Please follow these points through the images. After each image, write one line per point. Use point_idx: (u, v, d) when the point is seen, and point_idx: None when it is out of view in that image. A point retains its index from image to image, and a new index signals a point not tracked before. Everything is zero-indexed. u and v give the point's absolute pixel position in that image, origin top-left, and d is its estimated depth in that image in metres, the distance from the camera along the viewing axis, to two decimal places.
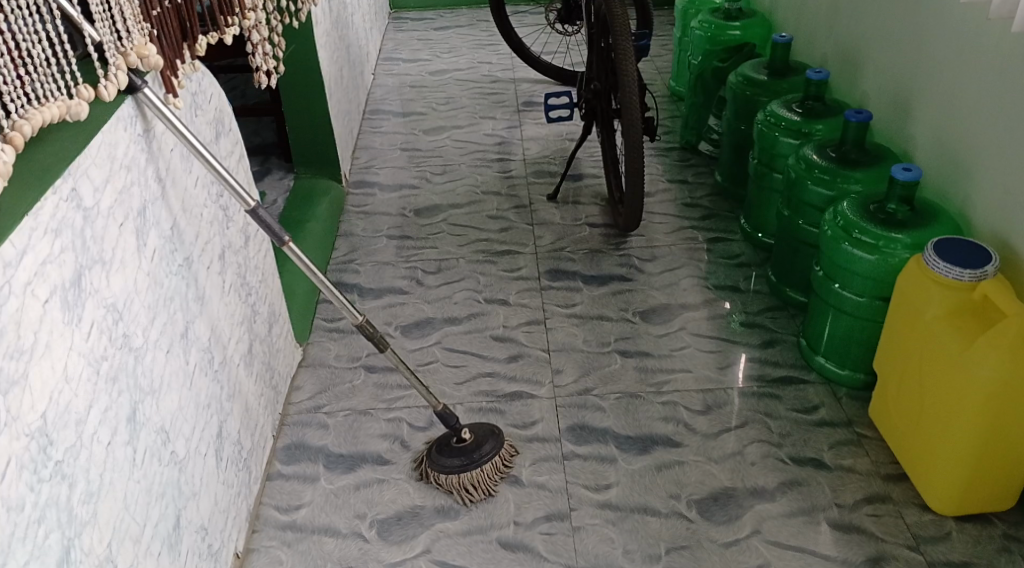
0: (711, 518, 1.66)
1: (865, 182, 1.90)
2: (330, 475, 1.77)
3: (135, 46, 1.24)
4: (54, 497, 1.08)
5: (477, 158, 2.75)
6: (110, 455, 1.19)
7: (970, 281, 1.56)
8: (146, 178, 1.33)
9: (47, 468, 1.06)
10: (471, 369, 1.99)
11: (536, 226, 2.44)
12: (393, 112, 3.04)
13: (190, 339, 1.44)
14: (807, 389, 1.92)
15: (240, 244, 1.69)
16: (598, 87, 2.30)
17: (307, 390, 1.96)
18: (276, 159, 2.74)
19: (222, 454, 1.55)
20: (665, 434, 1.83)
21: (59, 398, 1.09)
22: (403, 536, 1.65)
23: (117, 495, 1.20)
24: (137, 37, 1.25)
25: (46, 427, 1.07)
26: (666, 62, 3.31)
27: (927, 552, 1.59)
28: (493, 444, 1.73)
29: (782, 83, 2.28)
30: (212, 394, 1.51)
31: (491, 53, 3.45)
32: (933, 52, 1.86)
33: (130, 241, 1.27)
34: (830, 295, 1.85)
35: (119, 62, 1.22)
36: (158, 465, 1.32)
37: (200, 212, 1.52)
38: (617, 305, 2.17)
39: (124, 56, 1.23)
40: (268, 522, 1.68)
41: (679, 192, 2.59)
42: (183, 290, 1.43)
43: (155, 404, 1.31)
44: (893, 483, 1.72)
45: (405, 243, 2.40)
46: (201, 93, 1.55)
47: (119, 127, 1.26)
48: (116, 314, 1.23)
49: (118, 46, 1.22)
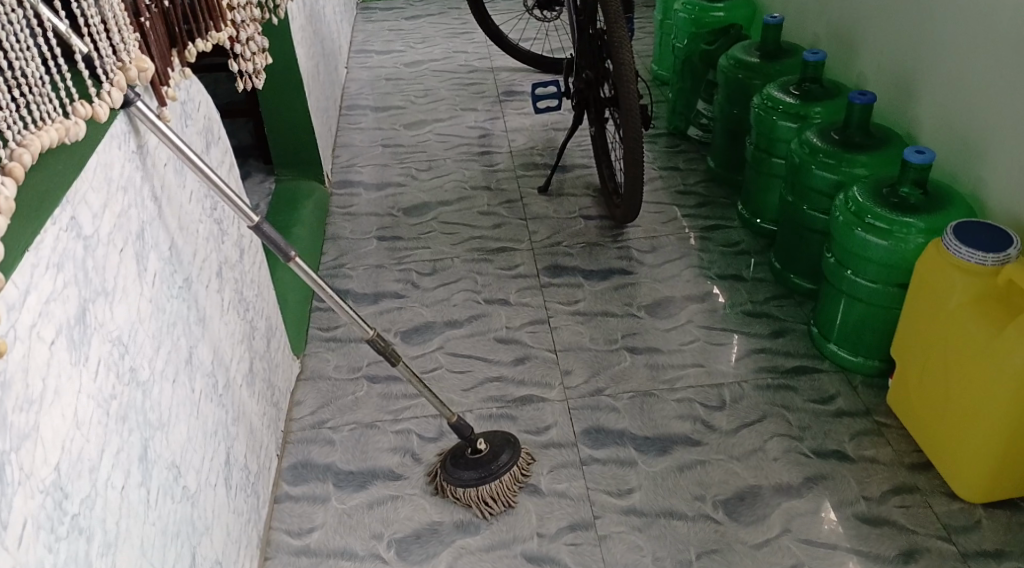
0: (738, 518, 1.62)
1: (872, 165, 1.86)
2: (341, 495, 1.69)
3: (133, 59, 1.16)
4: (73, 554, 0.99)
5: (462, 152, 2.67)
6: (124, 500, 1.10)
7: (993, 265, 1.53)
8: (143, 198, 1.24)
9: (63, 523, 0.98)
10: (477, 375, 1.92)
11: (529, 221, 2.38)
12: (369, 107, 2.95)
13: (194, 365, 1.36)
14: (822, 378, 1.89)
15: (235, 258, 1.59)
16: (589, 76, 2.23)
17: (308, 405, 1.88)
18: (255, 160, 2.63)
19: (231, 482, 1.47)
20: (684, 433, 1.78)
21: (71, 446, 1.00)
22: (423, 555, 1.59)
23: (134, 542, 1.12)
24: (133, 49, 1.18)
25: (60, 480, 0.98)
26: (645, 46, 3.25)
27: (959, 542, 1.57)
28: (510, 454, 1.67)
29: (776, 64, 2.23)
30: (218, 420, 1.43)
31: (465, 41, 3.36)
32: (935, 33, 1.82)
33: (130, 266, 1.18)
34: (843, 282, 1.82)
35: (117, 78, 1.12)
36: (172, 503, 1.23)
37: (195, 228, 1.42)
38: (620, 301, 2.11)
39: (124, 71, 1.14)
40: (281, 548, 1.60)
41: (671, 180, 2.54)
42: (184, 314, 1.34)
43: (165, 439, 1.23)
44: (917, 472, 1.69)
45: (395, 244, 2.32)
46: (189, 101, 1.45)
47: (112, 146, 1.16)
48: (121, 348, 1.13)
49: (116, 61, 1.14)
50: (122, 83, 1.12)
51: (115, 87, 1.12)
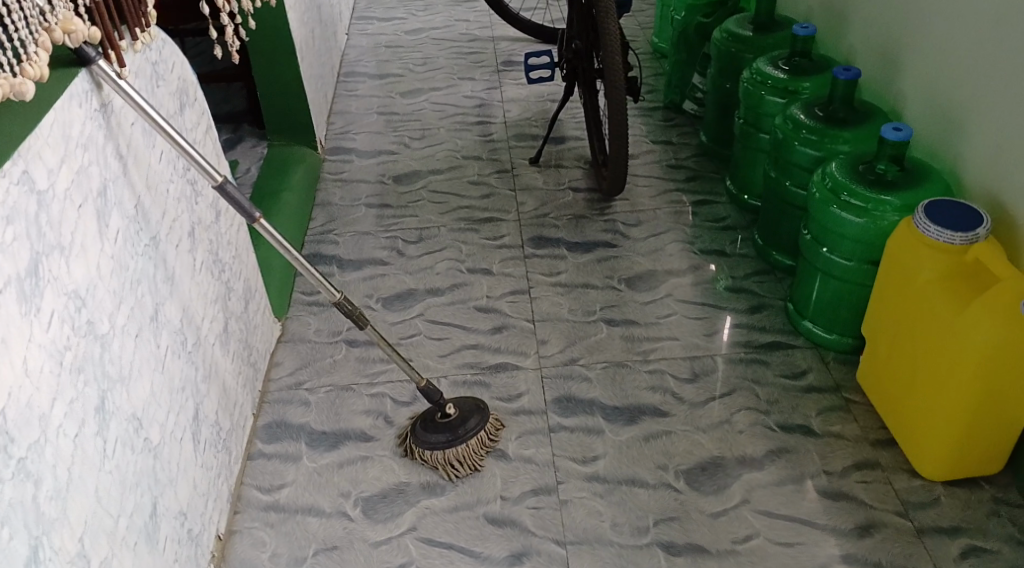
0: (699, 488, 1.65)
1: (854, 142, 1.86)
2: (313, 454, 1.74)
3: (60, 20, 1.17)
4: (19, 497, 1.04)
5: (457, 121, 2.69)
6: (78, 448, 1.15)
7: (962, 244, 1.54)
8: (106, 157, 1.28)
9: (9, 467, 1.02)
10: (455, 342, 1.96)
11: (518, 192, 2.40)
12: (368, 74, 2.97)
13: (160, 322, 1.40)
14: (794, 354, 1.90)
15: (210, 220, 1.63)
16: (578, 46, 2.23)
17: (287, 367, 1.92)
18: (249, 126, 2.66)
19: (200, 437, 1.52)
20: (652, 404, 1.81)
21: (19, 394, 1.05)
22: (388, 514, 1.63)
23: (88, 488, 1.17)
24: (61, 11, 1.17)
25: (6, 426, 1.02)
26: (648, 17, 3.24)
27: (917, 518, 1.58)
28: (478, 418, 1.71)
29: (768, 38, 2.22)
30: (186, 377, 1.48)
31: (467, 10, 3.37)
32: (922, 8, 1.81)
33: (91, 223, 1.22)
34: (818, 258, 1.83)
35: (43, 38, 1.14)
36: (131, 454, 1.28)
37: (165, 188, 1.46)
38: (602, 273, 2.13)
39: (49, 32, 1.15)
40: (251, 503, 1.65)
41: (663, 153, 2.54)
42: (150, 271, 1.38)
43: (125, 392, 1.28)
44: (882, 448, 1.70)
45: (384, 212, 2.35)
46: (162, 62, 1.48)
47: (72, 104, 1.20)
48: (78, 301, 1.18)
49: (41, 21, 1.14)
50: (47, 44, 1.14)
51: (41, 47, 1.13)
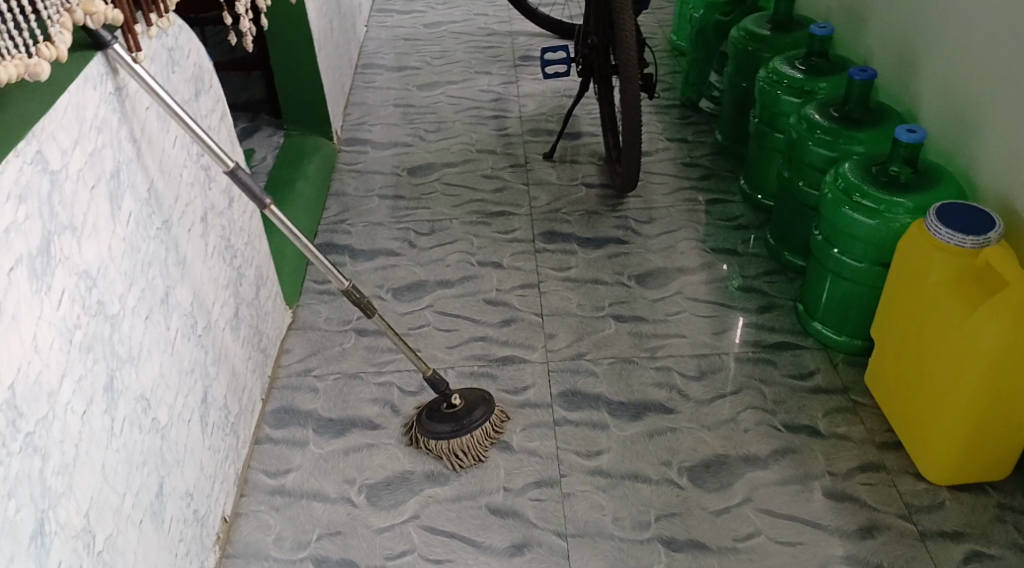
0: (702, 485, 1.65)
1: (868, 143, 1.85)
2: (319, 440, 1.75)
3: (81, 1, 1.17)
4: (26, 472, 1.05)
5: (473, 115, 2.70)
6: (85, 426, 1.16)
7: (972, 248, 1.53)
8: (119, 140, 1.29)
9: (16, 441, 1.04)
10: (463, 334, 1.97)
11: (532, 186, 2.40)
12: (385, 66, 2.98)
13: (171, 304, 1.42)
14: (803, 354, 1.90)
15: (223, 206, 1.65)
16: (595, 42, 2.23)
17: (296, 353, 1.94)
18: (266, 115, 2.68)
19: (207, 419, 1.53)
20: (658, 400, 1.81)
21: (28, 369, 1.06)
22: (392, 501, 1.64)
23: (95, 465, 1.18)
24: None
25: (15, 400, 1.04)
26: (667, 15, 3.24)
27: (920, 522, 1.58)
28: (483, 409, 1.71)
29: (786, 37, 2.22)
30: (196, 359, 1.49)
31: (486, 5, 3.37)
32: (940, 9, 1.80)
33: (103, 205, 1.24)
34: (829, 259, 1.83)
35: (63, 20, 1.14)
36: (139, 434, 1.30)
37: (178, 173, 1.48)
38: (612, 269, 2.13)
39: (69, 13, 1.16)
40: (257, 487, 1.67)
41: (678, 151, 2.54)
42: (161, 254, 1.39)
43: (134, 372, 1.29)
44: (887, 451, 1.70)
45: (397, 203, 2.36)
46: (178, 48, 1.49)
47: (87, 87, 1.22)
48: (89, 281, 1.19)
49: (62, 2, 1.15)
50: (67, 24, 1.14)
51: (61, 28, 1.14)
